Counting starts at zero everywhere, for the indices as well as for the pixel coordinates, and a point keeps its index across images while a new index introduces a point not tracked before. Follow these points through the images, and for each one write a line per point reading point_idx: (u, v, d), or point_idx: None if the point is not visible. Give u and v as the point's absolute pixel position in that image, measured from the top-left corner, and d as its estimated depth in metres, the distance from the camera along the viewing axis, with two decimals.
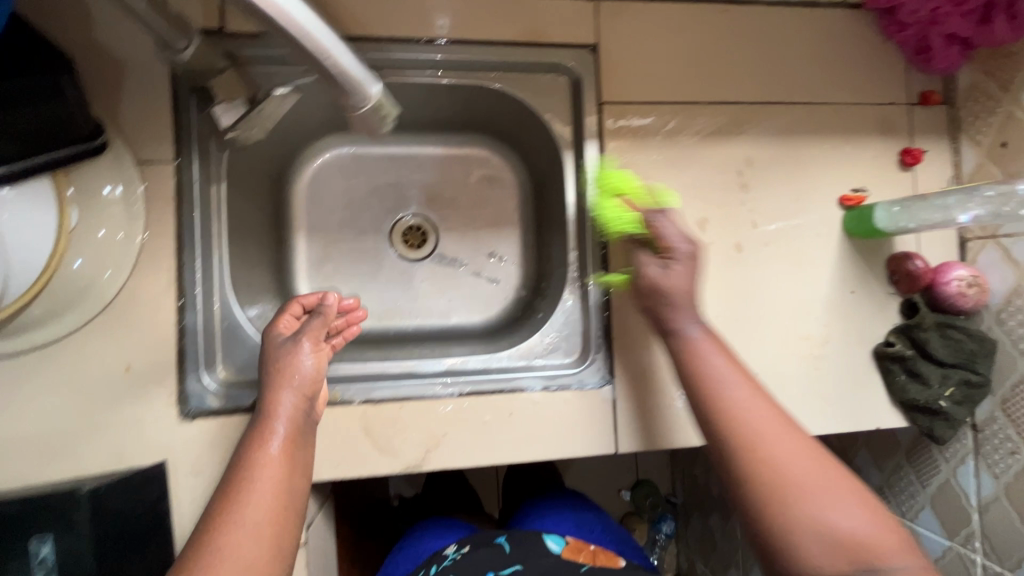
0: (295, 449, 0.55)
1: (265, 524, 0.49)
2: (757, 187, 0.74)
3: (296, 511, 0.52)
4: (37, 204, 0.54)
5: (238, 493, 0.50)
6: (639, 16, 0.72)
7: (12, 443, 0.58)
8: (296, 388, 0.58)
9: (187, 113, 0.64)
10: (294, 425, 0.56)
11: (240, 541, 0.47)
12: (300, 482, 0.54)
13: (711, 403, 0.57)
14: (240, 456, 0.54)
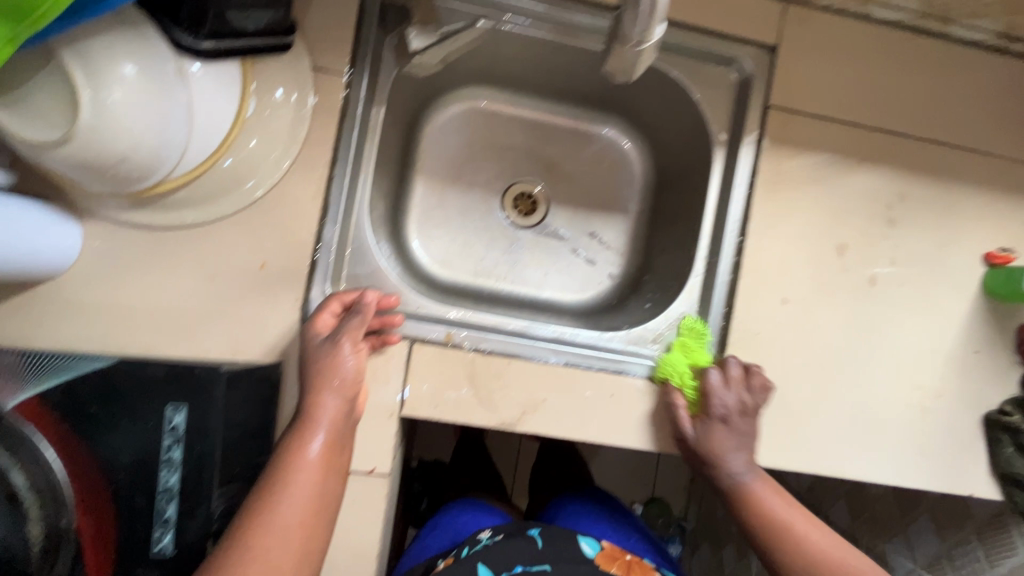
0: (333, 457, 0.53)
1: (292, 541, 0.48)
2: (905, 225, 0.71)
3: (326, 523, 0.51)
4: (226, 84, 0.55)
5: (272, 502, 0.48)
6: (824, 27, 0.70)
7: (145, 311, 0.60)
8: (337, 390, 0.54)
9: (368, 31, 0.64)
10: (335, 429, 0.53)
11: (268, 556, 0.46)
12: (333, 490, 0.52)
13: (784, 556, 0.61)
14: (273, 459, 0.51)
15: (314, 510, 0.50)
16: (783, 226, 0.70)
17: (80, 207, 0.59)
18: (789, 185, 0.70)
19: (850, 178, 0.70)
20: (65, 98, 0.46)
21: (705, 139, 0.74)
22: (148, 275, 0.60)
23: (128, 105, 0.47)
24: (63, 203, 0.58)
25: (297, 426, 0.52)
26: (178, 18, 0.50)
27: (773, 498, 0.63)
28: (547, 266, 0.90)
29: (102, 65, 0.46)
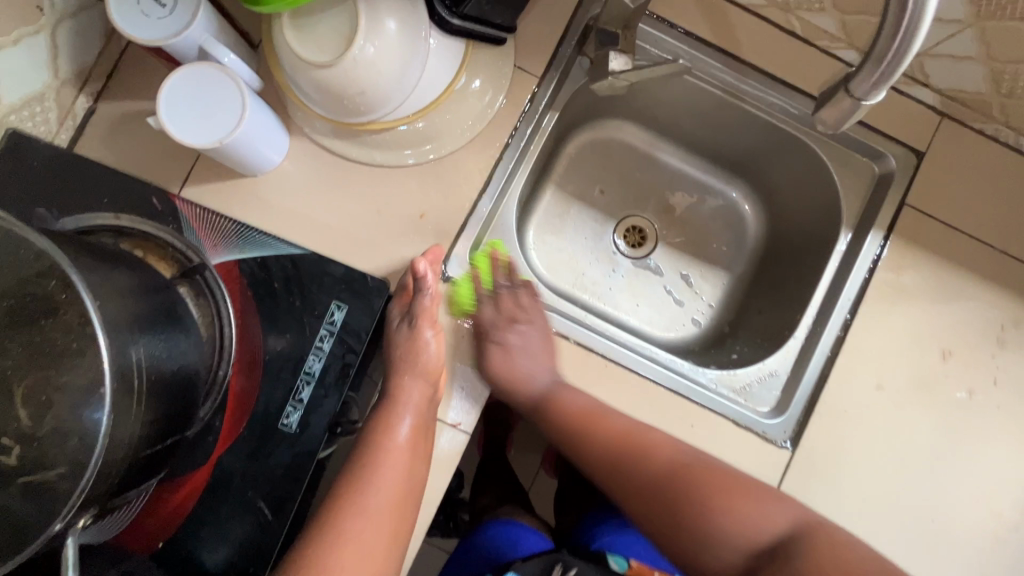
0: (418, 439, 0.61)
1: (385, 509, 0.57)
2: (1015, 350, 0.72)
3: (413, 497, 0.60)
4: (451, 58, 0.64)
5: (367, 475, 0.58)
6: (975, 148, 0.74)
7: (316, 225, 0.68)
8: (421, 376, 0.63)
9: (567, 47, 0.72)
10: (419, 415, 0.62)
11: (366, 520, 0.56)
12: (418, 469, 0.60)
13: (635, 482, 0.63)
14: (366, 438, 0.60)
15: (401, 485, 0.58)
16: (893, 317, 0.72)
17: (294, 125, 0.69)
18: (907, 280, 0.73)
19: (967, 290, 0.73)
20: (343, 31, 0.56)
21: (833, 219, 0.78)
22: (327, 197, 0.69)
23: (383, 48, 0.57)
24: (283, 118, 0.68)
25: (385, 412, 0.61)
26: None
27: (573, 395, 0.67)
28: (641, 298, 0.94)
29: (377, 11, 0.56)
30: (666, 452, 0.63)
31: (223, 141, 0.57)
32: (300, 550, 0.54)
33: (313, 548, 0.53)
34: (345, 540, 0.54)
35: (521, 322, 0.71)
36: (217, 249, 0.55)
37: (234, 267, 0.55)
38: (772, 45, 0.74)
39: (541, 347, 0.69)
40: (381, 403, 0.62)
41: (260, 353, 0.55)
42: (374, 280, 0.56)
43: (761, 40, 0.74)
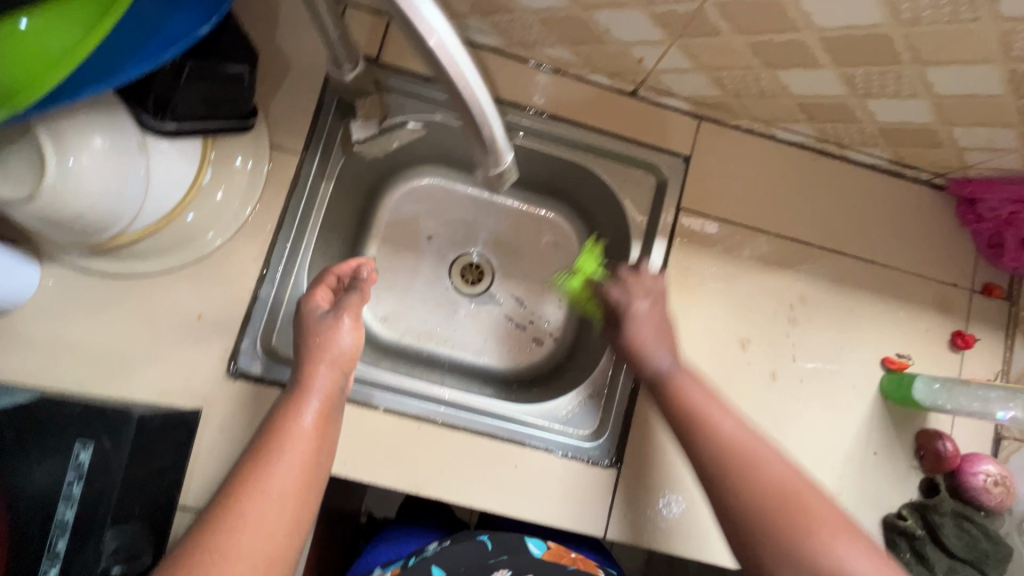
0: (323, 430, 0.56)
1: (282, 509, 0.49)
2: (806, 325, 0.76)
3: (316, 492, 0.53)
4: (185, 160, 0.64)
5: (268, 461, 0.51)
6: (734, 143, 0.78)
7: (85, 350, 0.65)
8: (333, 363, 0.58)
9: (325, 117, 0.73)
10: (326, 404, 0.57)
11: (265, 512, 0.48)
12: (321, 466, 0.54)
13: (707, 460, 0.58)
14: (269, 425, 0.55)
15: (300, 486, 0.51)
16: (691, 317, 0.75)
17: (44, 253, 0.66)
18: (697, 280, 0.76)
19: (754, 278, 0.77)
20: (37, 165, 0.54)
21: (626, 231, 0.81)
22: (93, 318, 0.66)
23: (88, 170, 0.54)
24: (30, 248, 0.65)
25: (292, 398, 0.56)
26: (146, 105, 0.59)
27: (716, 405, 0.61)
28: (487, 333, 0.95)
29: (68, 136, 0.54)
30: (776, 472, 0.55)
31: None
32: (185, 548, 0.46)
33: (207, 537, 0.46)
34: (239, 534, 0.46)
35: (659, 349, 0.67)
36: None
37: None
38: (525, 80, 0.76)
39: (656, 331, 0.68)
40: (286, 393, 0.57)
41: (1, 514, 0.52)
42: (116, 410, 0.55)
43: (514, 77, 0.76)
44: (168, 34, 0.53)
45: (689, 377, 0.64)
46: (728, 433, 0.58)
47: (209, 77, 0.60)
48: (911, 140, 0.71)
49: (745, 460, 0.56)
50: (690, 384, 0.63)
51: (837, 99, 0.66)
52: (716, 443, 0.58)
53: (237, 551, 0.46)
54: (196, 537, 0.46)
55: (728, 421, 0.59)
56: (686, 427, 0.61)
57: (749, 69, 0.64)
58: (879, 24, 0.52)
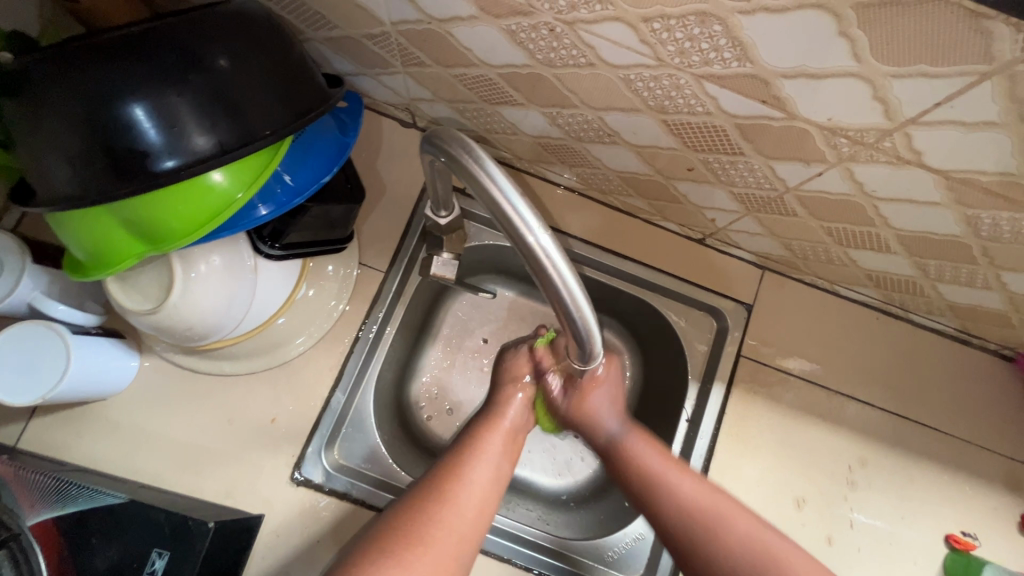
0: (511, 438, 0.67)
1: (477, 498, 0.59)
2: (865, 490, 0.75)
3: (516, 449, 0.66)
4: (285, 274, 0.69)
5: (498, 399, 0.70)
6: (795, 296, 0.80)
7: (165, 443, 0.69)
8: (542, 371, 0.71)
9: (410, 239, 0.78)
10: (516, 417, 0.68)
11: (485, 453, 0.63)
12: (505, 466, 0.64)
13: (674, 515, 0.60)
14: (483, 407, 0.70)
15: (484, 490, 0.60)
16: (744, 468, 0.75)
17: (144, 346, 0.72)
18: (752, 429, 0.76)
19: (811, 433, 0.76)
20: (165, 282, 0.60)
21: (683, 368, 0.82)
22: (178, 412, 0.71)
23: (205, 287, 0.60)
24: (133, 341, 0.71)
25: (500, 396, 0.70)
26: (262, 234, 0.65)
27: (650, 452, 0.64)
28: (533, 443, 0.91)
29: (193, 256, 0.60)
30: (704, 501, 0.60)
31: (46, 396, 0.60)
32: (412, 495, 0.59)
33: (410, 514, 0.56)
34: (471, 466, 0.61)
35: (611, 420, 0.68)
36: (33, 508, 0.56)
37: (52, 524, 0.56)
38: (598, 220, 0.81)
39: (608, 398, 0.69)
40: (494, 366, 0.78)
41: None
42: (196, 520, 0.57)
43: (588, 216, 0.81)
44: (299, 185, 0.60)
45: (642, 437, 0.66)
46: (680, 503, 0.60)
47: (320, 224, 0.67)
48: (979, 318, 0.71)
49: (690, 510, 0.60)
50: (642, 447, 0.65)
51: (906, 278, 0.68)
52: (678, 511, 0.60)
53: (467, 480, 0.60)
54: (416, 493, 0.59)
55: (658, 463, 0.63)
56: (631, 484, 0.63)
57: (819, 243, 0.67)
58: (957, 235, 0.54)
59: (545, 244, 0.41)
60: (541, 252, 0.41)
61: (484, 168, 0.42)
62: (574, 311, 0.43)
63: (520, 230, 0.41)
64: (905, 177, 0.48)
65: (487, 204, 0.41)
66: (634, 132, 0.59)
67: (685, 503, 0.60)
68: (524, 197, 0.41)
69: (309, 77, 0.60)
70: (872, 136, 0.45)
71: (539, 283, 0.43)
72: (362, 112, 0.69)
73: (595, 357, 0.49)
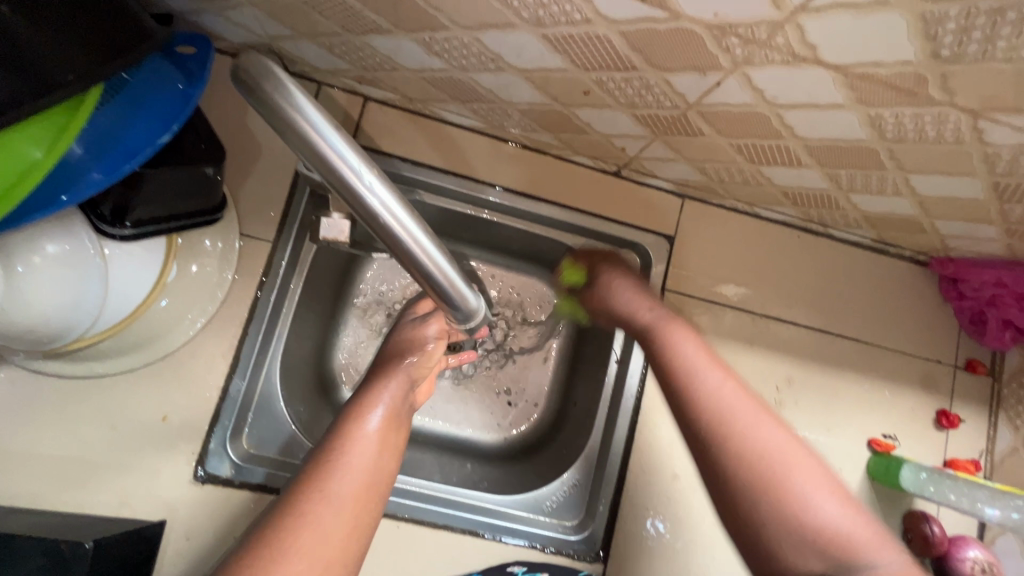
0: (390, 426, 0.60)
1: (355, 488, 0.53)
2: (792, 407, 0.76)
3: (396, 444, 0.59)
4: (148, 256, 0.60)
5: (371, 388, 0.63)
6: (717, 222, 0.78)
7: (37, 460, 0.62)
8: (411, 363, 0.65)
9: (298, 201, 0.69)
10: (397, 403, 0.62)
11: (357, 451, 0.55)
12: (389, 461, 0.58)
13: (682, 382, 0.54)
14: (360, 394, 0.62)
15: (365, 482, 0.54)
16: None
17: None
18: None
19: (739, 360, 0.76)
20: None
21: None
22: (50, 424, 0.62)
23: (38, 283, 0.51)
24: None
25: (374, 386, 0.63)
26: (104, 213, 0.55)
27: (683, 335, 0.59)
28: (470, 404, 0.87)
29: (15, 251, 0.50)
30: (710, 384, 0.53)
31: None
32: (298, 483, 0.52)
33: (282, 521, 0.48)
34: (344, 464, 0.54)
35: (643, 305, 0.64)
36: None
37: None
38: (506, 160, 0.74)
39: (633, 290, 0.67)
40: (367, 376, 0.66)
41: None
42: (69, 542, 0.51)
43: (495, 156, 0.74)
44: (128, 146, 0.51)
45: (679, 325, 0.60)
46: (703, 388, 0.53)
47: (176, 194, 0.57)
48: (894, 225, 0.71)
49: (710, 395, 0.52)
50: (676, 332, 0.59)
51: (821, 191, 0.65)
52: (695, 393, 0.52)
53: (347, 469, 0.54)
54: (299, 481, 0.53)
55: (692, 354, 0.56)
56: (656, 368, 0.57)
57: (732, 163, 0.63)
58: (863, 140, 0.51)
59: (385, 200, 0.35)
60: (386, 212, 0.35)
61: (299, 107, 0.32)
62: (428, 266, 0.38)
63: (355, 186, 0.34)
64: (803, 78, 0.44)
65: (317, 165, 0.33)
66: (517, 54, 0.52)
67: (693, 383, 0.53)
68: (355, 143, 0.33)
69: (115, 8, 0.48)
70: (763, 32, 0.39)
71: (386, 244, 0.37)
72: (213, 59, 0.58)
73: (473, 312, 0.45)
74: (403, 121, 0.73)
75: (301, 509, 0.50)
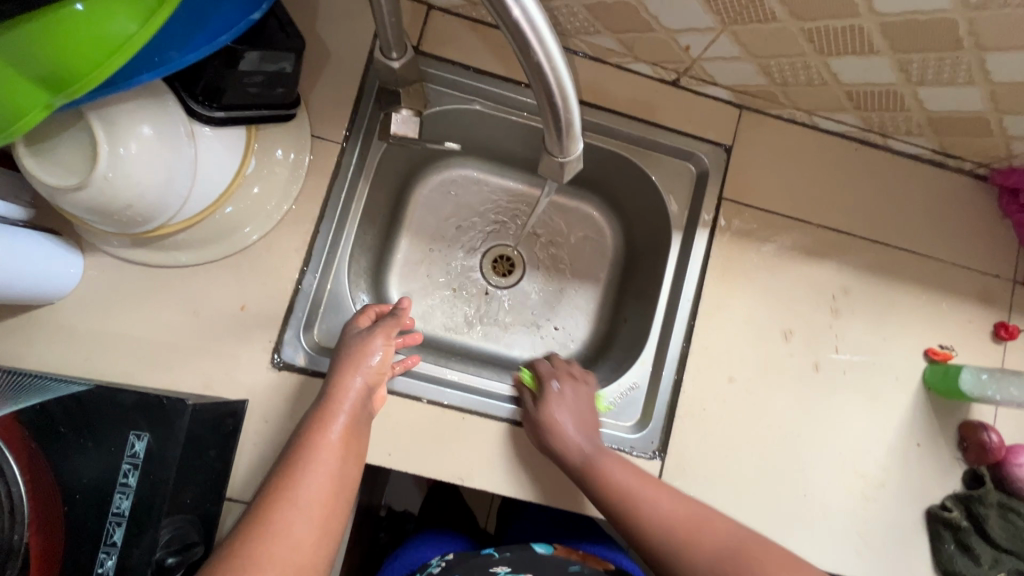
0: (352, 429, 0.57)
1: (317, 510, 0.49)
2: (848, 316, 0.76)
3: (354, 460, 0.55)
4: (230, 147, 0.62)
5: (322, 403, 0.58)
6: (773, 133, 0.78)
7: (126, 342, 0.65)
8: (363, 373, 0.61)
9: (366, 104, 0.72)
10: (352, 413, 0.57)
11: (314, 473, 0.51)
12: (350, 475, 0.54)
13: (630, 519, 0.60)
14: (313, 409, 0.58)
15: (327, 503, 0.50)
16: (733, 308, 0.75)
17: (86, 242, 0.65)
18: (739, 270, 0.76)
19: (795, 268, 0.76)
20: (89, 153, 0.53)
21: (665, 223, 0.80)
22: (136, 309, 0.66)
23: (138, 156, 0.53)
24: (73, 239, 0.65)
25: (325, 401, 0.58)
26: (194, 91, 0.57)
27: (615, 466, 0.63)
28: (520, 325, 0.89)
29: (117, 122, 0.52)
30: (711, 532, 0.57)
31: None
32: (251, 513, 0.48)
33: (237, 552, 0.45)
34: (297, 488, 0.49)
35: (610, 461, 0.64)
36: None
37: (13, 420, 0.52)
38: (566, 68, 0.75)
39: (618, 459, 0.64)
40: (318, 394, 0.59)
41: (59, 500, 0.51)
42: (171, 399, 0.54)
43: None
44: (226, 19, 0.52)
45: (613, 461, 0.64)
46: (640, 518, 0.60)
47: (260, 81, 0.60)
48: (958, 128, 0.70)
49: (657, 513, 0.59)
50: (610, 466, 0.64)
51: (887, 87, 0.65)
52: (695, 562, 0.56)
53: (305, 490, 0.49)
54: (254, 508, 0.49)
55: (643, 492, 0.61)
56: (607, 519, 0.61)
57: (799, 57, 0.63)
58: (945, 9, 0.51)
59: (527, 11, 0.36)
60: (526, 24, 0.37)
61: None
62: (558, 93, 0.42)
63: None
64: None
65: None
66: None
67: (680, 545, 0.57)
68: None
69: None
70: None
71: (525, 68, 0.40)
72: None
73: (571, 153, 0.48)
74: (466, 29, 0.74)
75: (262, 531, 0.46)
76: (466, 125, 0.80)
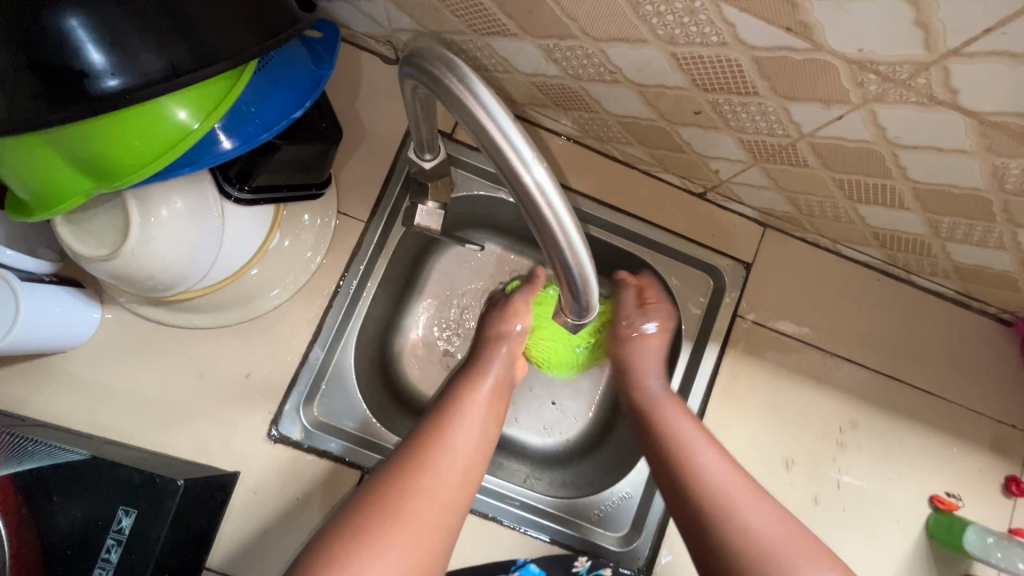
0: (496, 399, 0.62)
1: (458, 468, 0.55)
2: (853, 451, 0.74)
3: (490, 445, 0.59)
4: (257, 224, 0.63)
5: (469, 372, 0.65)
6: (795, 255, 0.77)
7: (131, 398, 0.66)
8: (511, 342, 0.68)
9: (393, 186, 0.73)
10: (498, 378, 0.65)
11: (455, 440, 0.56)
12: (491, 430, 0.60)
13: (719, 510, 0.55)
14: (464, 371, 0.66)
15: (463, 474, 0.55)
16: (735, 429, 0.74)
17: (106, 294, 0.67)
18: (745, 391, 0.75)
19: (803, 394, 0.75)
20: (120, 226, 0.54)
21: (676, 329, 0.80)
22: (145, 366, 0.67)
23: (165, 233, 0.54)
24: (94, 291, 0.66)
25: (473, 369, 0.65)
26: (229, 174, 0.59)
27: (741, 486, 0.57)
28: (521, 401, 0.87)
29: (150, 201, 0.54)
30: (798, 560, 0.52)
31: None
32: (402, 452, 0.55)
33: (382, 492, 0.51)
34: (439, 448, 0.55)
35: (705, 451, 0.60)
36: None
37: (9, 482, 0.52)
38: (596, 168, 0.76)
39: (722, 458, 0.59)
40: (468, 362, 0.67)
41: (42, 569, 0.52)
42: (164, 479, 0.54)
43: (586, 164, 0.76)
44: (266, 119, 0.54)
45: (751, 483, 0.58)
46: (730, 509, 0.55)
47: (294, 165, 0.61)
48: (984, 279, 0.69)
49: (747, 519, 0.54)
50: (749, 495, 0.56)
51: (915, 236, 0.65)
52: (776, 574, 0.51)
53: (450, 449, 0.55)
54: (419, 434, 0.57)
55: (750, 500, 0.56)
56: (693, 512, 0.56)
57: (828, 197, 0.63)
58: (980, 188, 0.50)
59: (539, 182, 0.35)
60: (536, 191, 0.35)
61: (482, 100, 0.35)
62: (569, 259, 0.38)
63: (514, 166, 0.35)
64: (934, 121, 0.44)
65: (471, 128, 0.35)
66: (638, 68, 0.53)
67: (773, 549, 0.52)
68: (519, 125, 0.35)
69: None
70: (905, 72, 0.40)
71: (535, 230, 0.38)
72: (339, 43, 0.62)
73: (583, 314, 0.44)
74: None
75: (419, 460, 0.54)
76: (490, 207, 0.80)
